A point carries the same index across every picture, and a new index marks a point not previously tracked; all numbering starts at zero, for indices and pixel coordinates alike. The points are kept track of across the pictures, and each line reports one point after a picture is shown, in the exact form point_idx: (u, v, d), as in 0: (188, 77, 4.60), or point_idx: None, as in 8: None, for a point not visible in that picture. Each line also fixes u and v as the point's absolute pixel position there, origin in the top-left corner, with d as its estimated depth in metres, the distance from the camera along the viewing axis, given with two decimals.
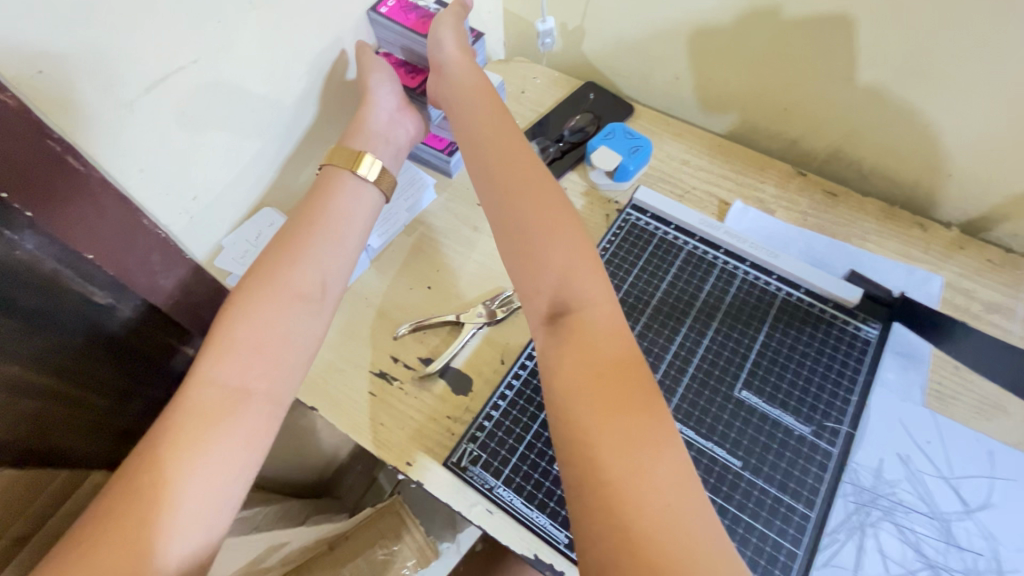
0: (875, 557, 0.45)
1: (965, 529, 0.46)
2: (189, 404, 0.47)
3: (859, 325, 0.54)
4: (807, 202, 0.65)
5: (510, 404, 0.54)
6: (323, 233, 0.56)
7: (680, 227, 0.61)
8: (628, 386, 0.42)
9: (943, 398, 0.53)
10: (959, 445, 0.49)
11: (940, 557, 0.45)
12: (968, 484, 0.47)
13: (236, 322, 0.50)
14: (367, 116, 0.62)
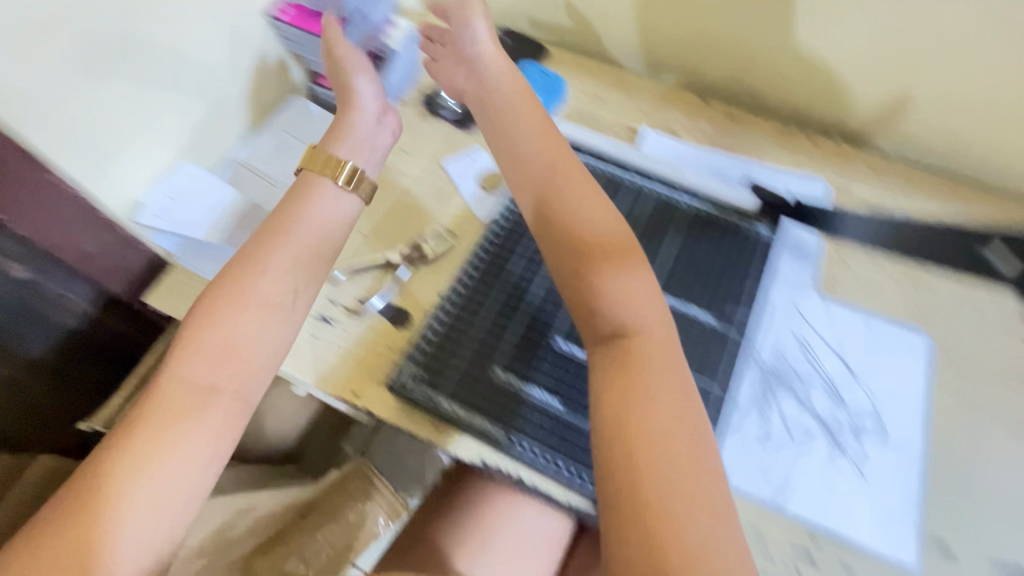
0: (777, 420, 0.51)
1: (852, 392, 0.53)
2: (153, 408, 0.42)
3: (754, 225, 0.57)
4: (711, 128, 0.69)
5: (444, 323, 0.52)
6: (297, 238, 0.50)
7: (593, 152, 0.63)
8: (661, 400, 0.41)
9: (833, 283, 0.59)
10: (845, 324, 0.57)
11: (829, 415, 0.52)
12: (853, 354, 0.55)
13: (204, 324, 0.45)
14: (352, 121, 0.56)
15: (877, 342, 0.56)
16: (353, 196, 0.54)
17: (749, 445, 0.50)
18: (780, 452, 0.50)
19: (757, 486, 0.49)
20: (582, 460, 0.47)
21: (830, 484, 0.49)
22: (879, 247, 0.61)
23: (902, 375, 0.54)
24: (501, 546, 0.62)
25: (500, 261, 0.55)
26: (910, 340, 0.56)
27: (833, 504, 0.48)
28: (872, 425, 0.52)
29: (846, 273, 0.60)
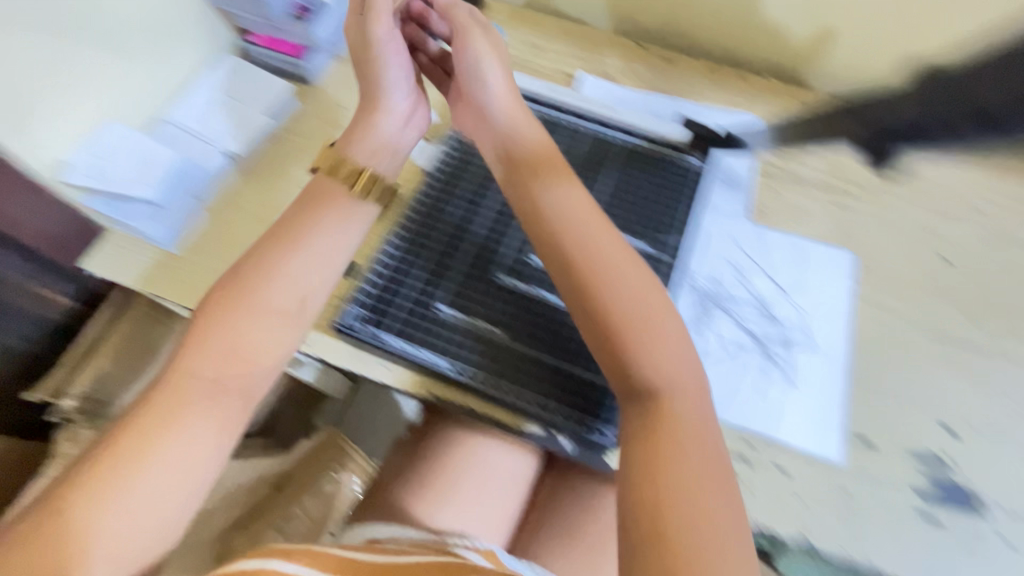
0: (714, 338, 0.54)
1: (781, 306, 0.56)
2: (165, 400, 0.43)
3: (685, 156, 0.60)
4: (647, 71, 0.71)
5: (387, 266, 0.53)
6: (308, 250, 0.48)
7: (528, 96, 0.63)
8: (689, 442, 0.40)
9: (764, 211, 0.62)
10: (773, 245, 0.60)
11: (761, 329, 0.55)
12: (781, 273, 0.58)
13: (216, 323, 0.45)
14: (375, 124, 0.53)
15: (805, 262, 0.59)
16: (366, 209, 0.51)
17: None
18: (715, 365, 0.53)
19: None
20: (524, 383, 0.49)
21: (762, 391, 0.52)
22: (807, 176, 0.64)
23: (828, 290, 0.57)
24: (460, 487, 0.64)
25: (441, 204, 0.56)
26: (836, 258, 0.59)
27: (765, 408, 0.52)
28: (800, 336, 0.55)
29: (775, 200, 0.63)
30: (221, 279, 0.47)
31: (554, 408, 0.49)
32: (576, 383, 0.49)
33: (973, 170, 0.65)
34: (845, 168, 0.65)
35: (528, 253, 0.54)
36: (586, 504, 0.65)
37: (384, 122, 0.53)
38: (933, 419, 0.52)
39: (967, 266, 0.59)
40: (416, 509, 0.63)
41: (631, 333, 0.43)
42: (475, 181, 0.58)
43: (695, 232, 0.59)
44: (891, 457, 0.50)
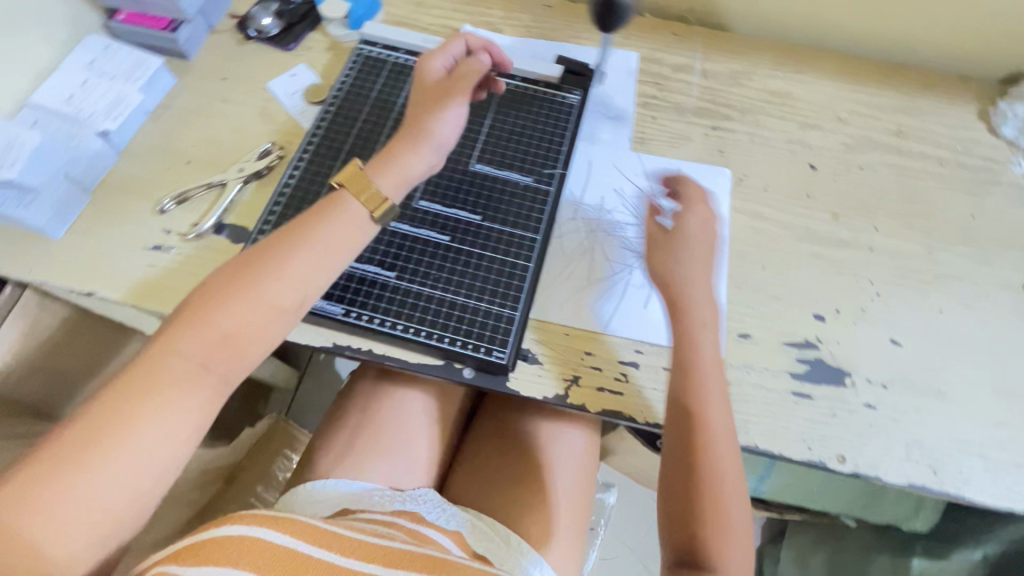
0: (602, 261, 0.57)
1: (664, 226, 0.60)
2: (146, 379, 0.42)
3: (564, 94, 0.63)
4: (529, 17, 0.72)
5: (274, 226, 0.54)
6: (314, 248, 0.48)
7: (408, 51, 0.64)
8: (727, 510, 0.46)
9: (646, 140, 0.65)
10: (657, 171, 0.63)
11: (647, 248, 0.58)
12: (665, 195, 0.61)
13: (210, 309, 0.45)
14: (402, 155, 0.51)
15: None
16: (368, 227, 0.50)
17: (574, 283, 0.56)
18: (603, 284, 0.56)
19: (585, 317, 0.55)
20: (418, 318, 0.52)
21: (647, 301, 0.56)
22: (684, 104, 0.68)
23: (705, 203, 0.61)
24: (384, 440, 0.65)
25: (324, 160, 0.57)
26: (714, 177, 0.63)
27: (650, 316, 0.55)
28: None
29: (656, 129, 0.66)
30: (221, 267, 0.47)
31: (451, 337, 0.51)
32: (469, 313, 0.52)
33: (834, 85, 0.70)
34: (719, 94, 0.69)
35: (414, 200, 0.56)
36: (512, 440, 0.68)
37: (417, 156, 0.52)
38: (805, 311, 0.56)
39: (832, 171, 0.64)
40: (340, 468, 0.63)
41: (714, 443, 0.47)
42: (356, 136, 0.59)
43: (578, 165, 0.62)
44: (767, 349, 0.55)
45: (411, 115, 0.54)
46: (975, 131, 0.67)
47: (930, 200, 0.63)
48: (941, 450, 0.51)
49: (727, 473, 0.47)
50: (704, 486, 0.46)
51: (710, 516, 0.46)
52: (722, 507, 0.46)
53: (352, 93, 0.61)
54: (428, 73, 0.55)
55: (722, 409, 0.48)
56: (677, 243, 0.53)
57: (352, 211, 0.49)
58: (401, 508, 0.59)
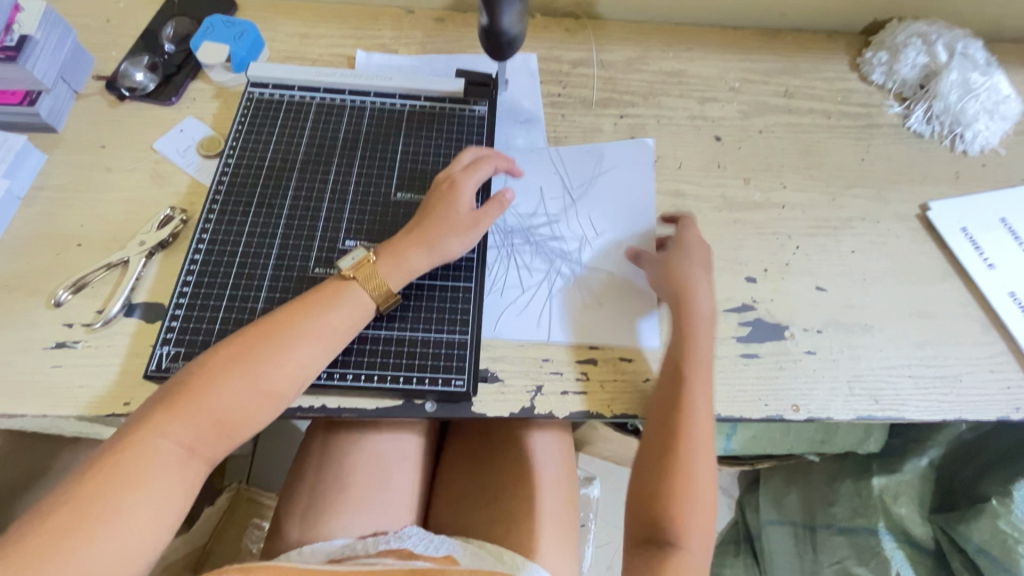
0: (525, 271, 0.57)
1: (586, 222, 0.60)
2: (131, 465, 0.40)
3: (472, 107, 0.62)
4: (420, 33, 0.70)
5: (192, 297, 0.50)
6: (313, 330, 0.47)
7: (303, 87, 0.61)
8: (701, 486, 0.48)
9: (560, 139, 0.66)
10: (576, 166, 0.63)
11: (572, 248, 0.59)
12: (585, 190, 0.62)
13: (205, 388, 0.43)
14: (406, 247, 0.51)
15: (598, 172, 0.63)
16: (371, 311, 0.49)
17: (504, 296, 0.56)
18: (534, 291, 0.56)
19: (522, 330, 0.54)
20: (368, 362, 0.50)
21: (583, 303, 0.56)
22: (589, 97, 0.69)
23: (630, 188, 0.62)
24: (360, 489, 0.63)
25: (234, 217, 0.54)
26: (639, 159, 0.64)
27: (589, 316, 0.55)
28: (606, 240, 0.59)
29: (568, 126, 0.67)
30: (220, 345, 0.45)
31: (405, 375, 0.50)
32: (419, 347, 0.51)
33: (722, 58, 0.74)
34: (620, 82, 0.71)
35: (340, 241, 0.53)
36: (488, 459, 0.68)
37: (419, 246, 0.51)
38: (738, 276, 0.59)
39: (736, 140, 0.68)
40: (318, 529, 0.60)
41: (697, 437, 0.49)
42: (264, 185, 0.56)
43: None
44: None
45: (429, 215, 0.52)
46: (849, 81, 0.73)
47: (825, 151, 0.68)
48: (878, 378, 0.55)
49: (703, 466, 0.49)
50: (677, 486, 0.48)
51: (681, 495, 0.48)
52: (691, 498, 0.48)
53: (252, 139, 0.58)
54: (463, 187, 0.53)
55: (705, 414, 0.50)
56: (697, 292, 0.53)
57: (360, 299, 0.49)
58: (389, 549, 0.56)
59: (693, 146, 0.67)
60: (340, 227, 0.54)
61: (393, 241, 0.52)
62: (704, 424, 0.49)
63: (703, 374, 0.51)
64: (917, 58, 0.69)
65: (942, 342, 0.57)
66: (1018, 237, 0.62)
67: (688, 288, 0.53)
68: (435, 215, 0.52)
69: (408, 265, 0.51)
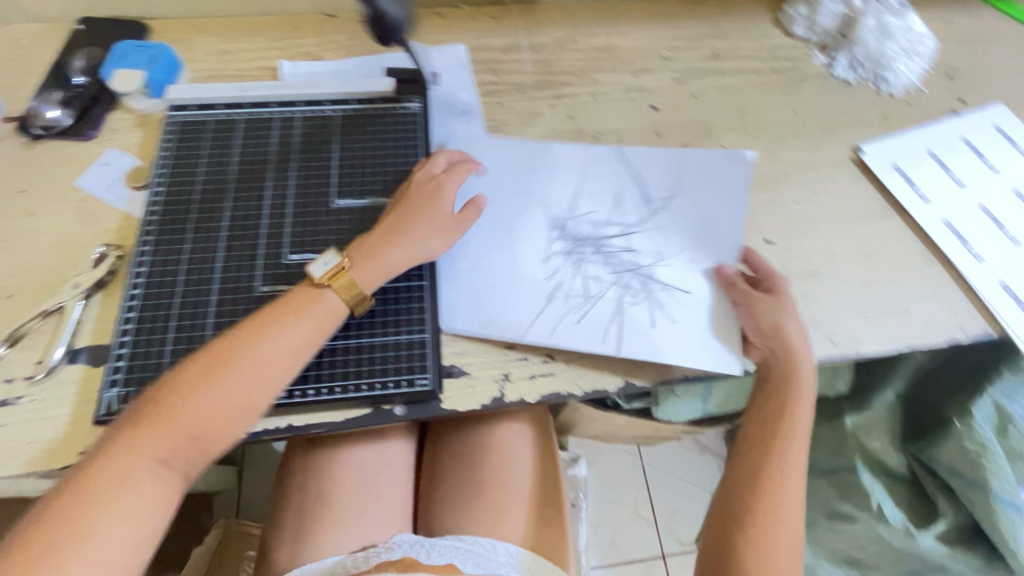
0: (591, 279, 0.56)
1: (659, 234, 0.58)
2: (100, 486, 0.39)
3: (405, 104, 0.61)
4: (344, 37, 0.69)
5: (136, 334, 0.48)
6: (285, 333, 0.46)
7: (227, 104, 0.59)
8: (780, 541, 0.49)
9: (499, 127, 0.66)
10: (657, 172, 0.61)
11: (641, 261, 0.57)
12: (665, 198, 0.60)
13: (175, 402, 0.42)
14: (386, 245, 0.51)
15: (682, 184, 0.60)
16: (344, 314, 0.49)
17: (565, 303, 0.54)
18: (598, 301, 0.55)
19: (583, 337, 0.53)
20: (329, 374, 0.49)
21: (651, 321, 0.54)
22: (523, 82, 0.69)
23: (720, 204, 0.59)
24: (345, 508, 0.62)
25: (171, 245, 0.52)
26: (740, 160, 0.60)
27: (660, 332, 0.54)
28: (683, 259, 0.57)
29: (505, 113, 0.66)
30: (191, 357, 0.44)
31: (369, 381, 0.49)
32: (379, 352, 0.50)
33: (649, 29, 0.74)
34: (552, 63, 0.71)
35: (284, 256, 0.52)
36: (474, 462, 0.67)
37: (399, 245, 0.51)
38: None
39: (672, 107, 0.68)
40: (309, 550, 0.60)
41: (782, 485, 0.51)
42: (199, 209, 0.54)
43: (552, 173, 0.61)
44: None
45: (410, 212, 0.52)
46: (774, 36, 0.75)
47: (759, 108, 0.69)
48: (832, 321, 0.57)
49: (784, 516, 0.50)
50: (755, 533, 0.49)
51: (759, 543, 0.49)
52: (770, 548, 0.49)
53: (180, 163, 0.56)
54: (447, 188, 0.54)
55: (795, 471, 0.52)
56: (799, 345, 0.53)
57: (332, 305, 0.48)
58: (383, 561, 0.55)
59: (631, 118, 0.67)
60: (282, 242, 0.53)
61: (367, 239, 0.51)
62: (789, 478, 0.51)
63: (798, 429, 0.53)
64: (835, 7, 0.72)
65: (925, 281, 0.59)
66: (945, 168, 0.65)
67: (789, 343, 0.53)
68: (412, 211, 0.52)
69: (382, 260, 0.50)
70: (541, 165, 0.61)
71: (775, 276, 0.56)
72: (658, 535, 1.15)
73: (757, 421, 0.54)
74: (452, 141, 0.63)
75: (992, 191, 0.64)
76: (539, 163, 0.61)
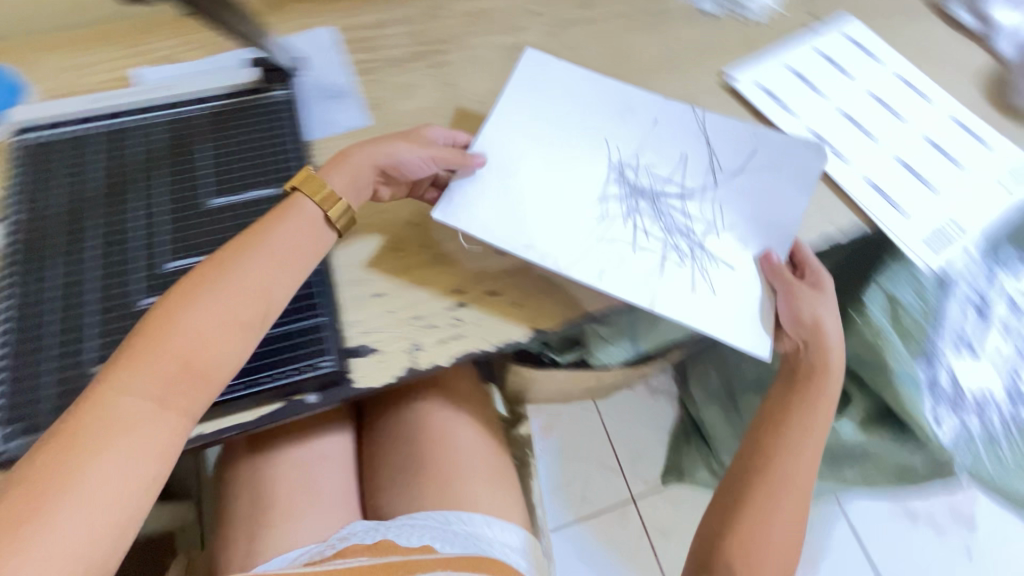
0: (639, 230, 0.57)
1: (711, 204, 0.59)
2: (88, 424, 0.37)
3: (271, 92, 0.60)
4: (201, 34, 0.66)
5: (10, 371, 0.46)
6: (267, 255, 0.47)
7: (76, 119, 0.56)
8: (777, 518, 0.52)
9: (378, 103, 0.65)
10: (729, 141, 0.61)
11: (690, 223, 0.58)
12: (730, 167, 0.60)
13: (161, 331, 0.41)
14: (359, 150, 0.54)
15: (754, 163, 0.60)
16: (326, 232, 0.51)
17: (612, 247, 0.56)
18: (643, 254, 0.56)
19: (626, 288, 0.55)
20: None
21: (692, 285, 0.55)
22: (397, 56, 0.68)
23: (784, 194, 0.58)
24: (290, 512, 0.61)
25: (38, 274, 0.49)
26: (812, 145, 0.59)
27: (698, 299, 0.55)
28: (734, 236, 0.58)
29: (381, 89, 0.66)
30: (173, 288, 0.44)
31: (272, 374, 0.49)
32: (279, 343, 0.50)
33: None
34: (423, 33, 0.70)
35: (161, 265, 0.50)
36: (415, 444, 0.67)
37: (372, 151, 0.54)
38: None
39: None
40: (253, 546, 0.59)
41: (792, 463, 0.54)
42: (65, 231, 0.51)
43: (625, 118, 0.62)
44: None
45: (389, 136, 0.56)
46: None
47: (631, 50, 0.71)
48: None
49: (786, 491, 0.53)
50: (757, 503, 0.52)
51: (759, 512, 0.52)
52: (767, 518, 0.52)
53: (36, 188, 0.53)
54: (429, 132, 0.58)
55: (807, 457, 0.54)
56: (832, 340, 0.56)
57: (309, 213, 0.50)
58: (339, 550, 0.56)
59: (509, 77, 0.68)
60: (158, 250, 0.51)
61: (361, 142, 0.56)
62: (801, 461, 0.54)
63: (820, 419, 0.55)
64: None
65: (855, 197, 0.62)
66: (805, 80, 0.69)
67: (821, 333, 0.56)
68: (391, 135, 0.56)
69: (352, 160, 0.53)
70: (614, 107, 0.62)
71: (822, 273, 0.57)
72: (625, 480, 1.20)
73: (776, 408, 0.57)
74: (524, 82, 0.62)
75: (850, 97, 0.69)
76: (612, 110, 0.62)
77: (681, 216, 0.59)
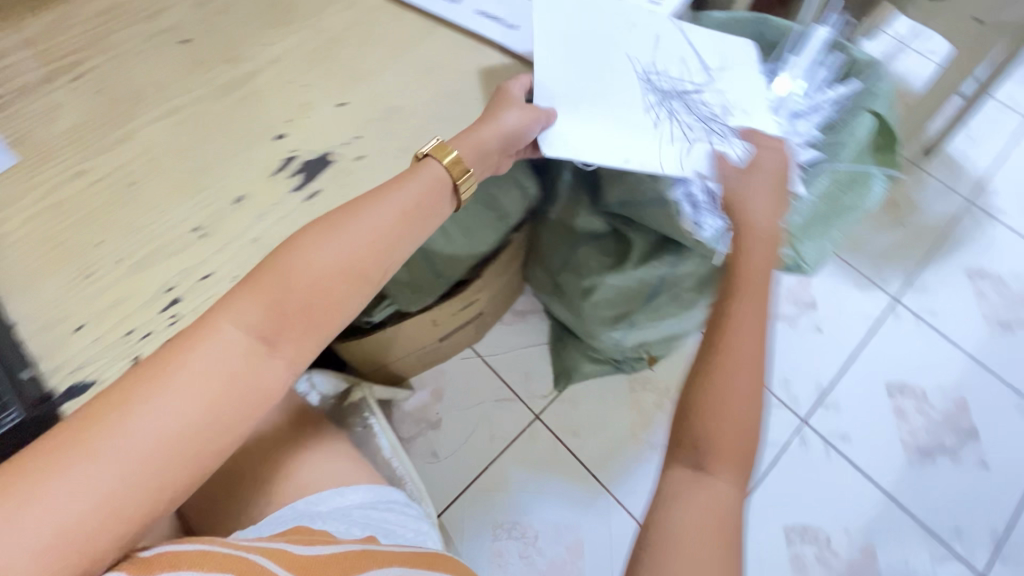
0: (681, 125, 0.67)
1: (715, 93, 0.71)
2: (209, 331, 0.43)
3: None
4: None
5: None
6: (388, 204, 0.52)
7: None
8: (739, 379, 0.49)
9: (20, 137, 0.58)
10: (702, 43, 0.74)
11: (715, 113, 0.70)
12: (717, 64, 0.74)
13: (294, 252, 0.47)
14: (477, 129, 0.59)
15: (733, 61, 0.74)
16: (448, 198, 0.57)
17: (677, 146, 0.66)
18: (697, 142, 0.66)
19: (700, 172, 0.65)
20: None
21: (739, 157, 0.67)
22: (29, 80, 0.61)
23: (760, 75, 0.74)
24: None
25: None
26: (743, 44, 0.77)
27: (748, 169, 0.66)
28: (745, 114, 0.71)
29: (19, 121, 0.58)
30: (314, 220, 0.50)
31: None
32: None
33: None
34: (53, 48, 0.63)
35: None
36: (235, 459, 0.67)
37: (486, 127, 0.59)
38: (266, 141, 0.59)
39: (202, 32, 0.65)
40: None
41: (738, 321, 0.52)
42: None
43: (476, 54, 0.67)
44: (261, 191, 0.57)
45: (492, 105, 0.61)
46: None
47: None
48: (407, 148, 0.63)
49: (740, 347, 0.50)
50: (716, 364, 0.50)
51: (715, 371, 0.49)
52: (728, 378, 0.49)
53: None
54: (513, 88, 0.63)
55: (750, 321, 0.53)
56: (753, 207, 0.63)
57: (437, 172, 0.56)
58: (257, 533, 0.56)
59: (167, 60, 0.63)
60: None
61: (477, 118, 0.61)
62: (746, 322, 0.52)
63: (753, 280, 0.57)
64: None
65: (596, 25, 0.70)
66: None
67: (745, 205, 0.63)
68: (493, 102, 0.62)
69: (479, 136, 0.59)
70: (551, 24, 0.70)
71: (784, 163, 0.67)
72: (522, 405, 1.23)
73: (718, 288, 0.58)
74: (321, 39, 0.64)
75: None
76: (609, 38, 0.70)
77: (702, 103, 0.70)
